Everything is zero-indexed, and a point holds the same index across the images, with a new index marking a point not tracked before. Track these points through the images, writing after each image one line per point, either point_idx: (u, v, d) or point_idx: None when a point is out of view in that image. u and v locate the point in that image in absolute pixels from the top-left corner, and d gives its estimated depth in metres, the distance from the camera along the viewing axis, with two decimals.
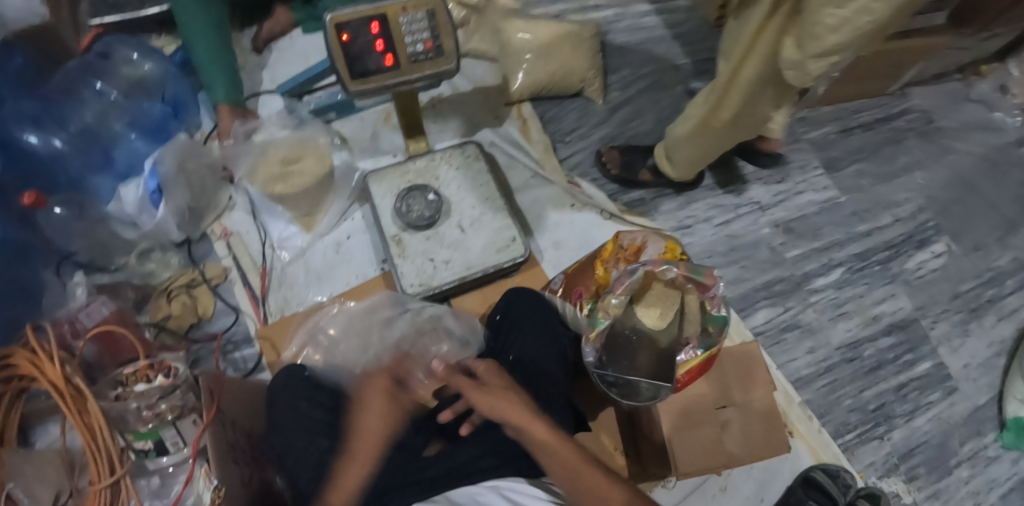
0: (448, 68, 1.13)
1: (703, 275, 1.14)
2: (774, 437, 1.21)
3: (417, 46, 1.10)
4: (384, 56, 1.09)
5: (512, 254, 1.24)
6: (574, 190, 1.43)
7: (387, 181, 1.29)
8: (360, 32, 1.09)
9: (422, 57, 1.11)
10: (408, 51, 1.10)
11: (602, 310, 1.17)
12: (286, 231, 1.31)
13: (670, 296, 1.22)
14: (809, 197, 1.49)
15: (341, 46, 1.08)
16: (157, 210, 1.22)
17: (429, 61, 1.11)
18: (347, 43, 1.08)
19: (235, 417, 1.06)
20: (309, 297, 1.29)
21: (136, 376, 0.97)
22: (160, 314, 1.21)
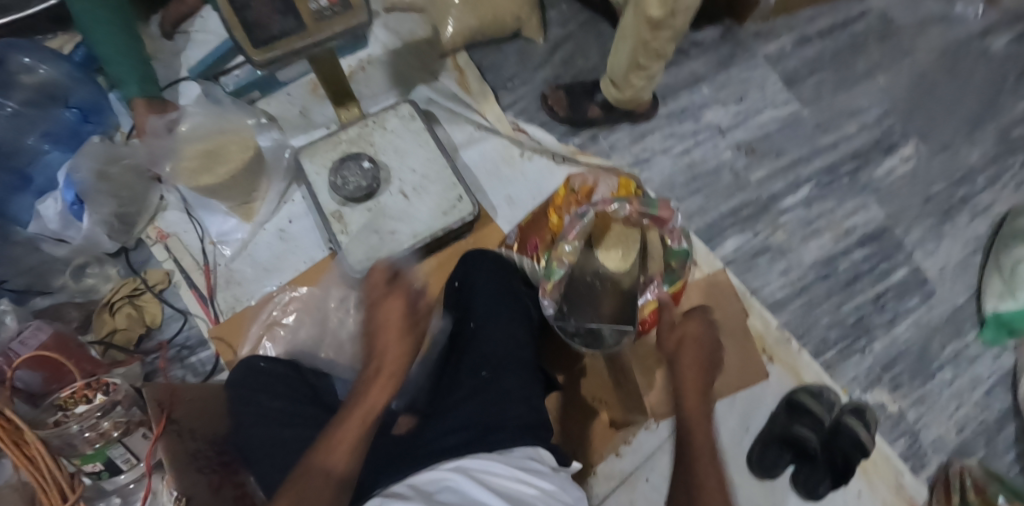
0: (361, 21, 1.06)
1: (658, 207, 1.11)
2: (751, 362, 1.27)
3: (320, 2, 1.04)
4: (287, 18, 1.03)
5: (460, 214, 1.21)
6: (520, 136, 1.36)
7: (320, 156, 1.22)
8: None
9: (327, 13, 1.04)
10: (311, 8, 1.04)
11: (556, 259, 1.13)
12: (225, 225, 1.25)
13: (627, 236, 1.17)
14: (771, 114, 1.42)
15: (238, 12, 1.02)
16: (82, 222, 1.16)
17: (336, 16, 1.05)
18: (244, 11, 1.03)
19: (194, 425, 1.03)
20: (260, 289, 1.24)
21: (75, 398, 0.95)
22: (105, 328, 1.16)
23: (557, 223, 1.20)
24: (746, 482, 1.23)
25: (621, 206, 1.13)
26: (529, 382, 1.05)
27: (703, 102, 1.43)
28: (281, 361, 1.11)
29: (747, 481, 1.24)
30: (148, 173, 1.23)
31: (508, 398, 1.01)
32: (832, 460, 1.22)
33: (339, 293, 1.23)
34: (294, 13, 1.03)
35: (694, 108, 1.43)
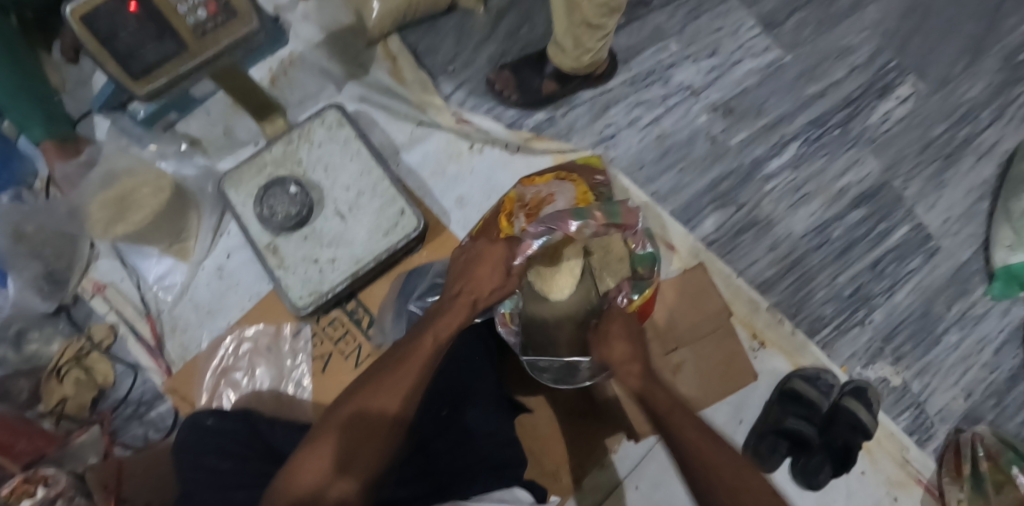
0: (249, 28, 0.93)
1: (623, 213, 0.94)
2: (734, 364, 1.16)
3: (198, 14, 0.89)
4: (162, 40, 0.89)
5: (403, 232, 1.10)
6: (464, 128, 1.23)
7: (245, 185, 1.11)
8: (119, 21, 0.86)
9: (209, 26, 0.90)
10: (188, 23, 0.89)
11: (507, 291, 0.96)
12: (161, 268, 1.19)
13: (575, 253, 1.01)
14: (747, 67, 1.29)
15: (104, 44, 0.86)
16: (6, 287, 1.09)
17: (221, 27, 0.91)
18: (111, 40, 0.86)
19: (147, 499, 0.98)
20: (206, 335, 1.17)
21: (15, 496, 0.88)
22: (54, 398, 1.11)
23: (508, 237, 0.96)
24: None
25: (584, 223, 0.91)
26: (495, 418, 0.94)
27: (672, 61, 1.28)
28: (233, 415, 1.02)
29: None
30: (70, 233, 1.14)
31: (470, 439, 0.90)
32: (832, 445, 1.12)
33: (290, 328, 1.16)
34: (171, 34, 0.89)
35: (662, 70, 1.28)
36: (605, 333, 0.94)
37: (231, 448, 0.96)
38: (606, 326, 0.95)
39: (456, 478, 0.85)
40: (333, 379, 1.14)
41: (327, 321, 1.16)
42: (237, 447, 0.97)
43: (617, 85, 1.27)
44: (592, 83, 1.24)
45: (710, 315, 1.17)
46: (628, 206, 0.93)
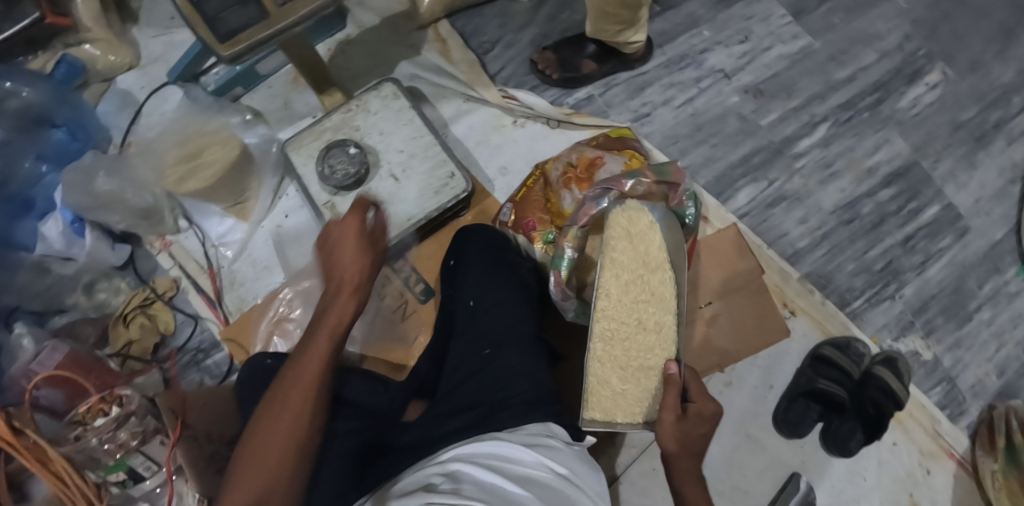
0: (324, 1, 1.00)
1: (671, 171, 1.02)
2: (766, 319, 1.18)
3: None
4: (246, 7, 0.99)
5: (452, 192, 1.17)
6: (510, 104, 1.29)
7: (305, 147, 1.19)
8: None
9: None
10: None
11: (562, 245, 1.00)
12: (222, 227, 1.27)
13: (650, 232, 1.01)
14: (777, 52, 1.35)
15: (196, 9, 0.99)
16: (84, 238, 1.19)
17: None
18: (201, 4, 0.99)
19: (209, 429, 1.08)
20: (263, 289, 1.26)
21: (92, 412, 0.96)
22: (121, 340, 1.19)
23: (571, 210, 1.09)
24: (772, 442, 1.16)
25: (637, 182, 1.01)
26: (535, 357, 0.97)
27: (705, 46, 1.35)
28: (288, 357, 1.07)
29: (774, 442, 1.16)
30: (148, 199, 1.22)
31: (511, 372, 0.94)
32: (863, 410, 1.13)
33: None
34: (255, 1, 0.99)
35: (695, 54, 1.35)
36: (681, 435, 0.87)
37: None
38: (687, 420, 0.87)
39: (494, 407, 0.89)
40: (377, 329, 1.19)
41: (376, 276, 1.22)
42: None
43: (652, 67, 1.33)
44: (629, 65, 1.31)
45: (744, 274, 1.18)
46: (676, 163, 1.01)
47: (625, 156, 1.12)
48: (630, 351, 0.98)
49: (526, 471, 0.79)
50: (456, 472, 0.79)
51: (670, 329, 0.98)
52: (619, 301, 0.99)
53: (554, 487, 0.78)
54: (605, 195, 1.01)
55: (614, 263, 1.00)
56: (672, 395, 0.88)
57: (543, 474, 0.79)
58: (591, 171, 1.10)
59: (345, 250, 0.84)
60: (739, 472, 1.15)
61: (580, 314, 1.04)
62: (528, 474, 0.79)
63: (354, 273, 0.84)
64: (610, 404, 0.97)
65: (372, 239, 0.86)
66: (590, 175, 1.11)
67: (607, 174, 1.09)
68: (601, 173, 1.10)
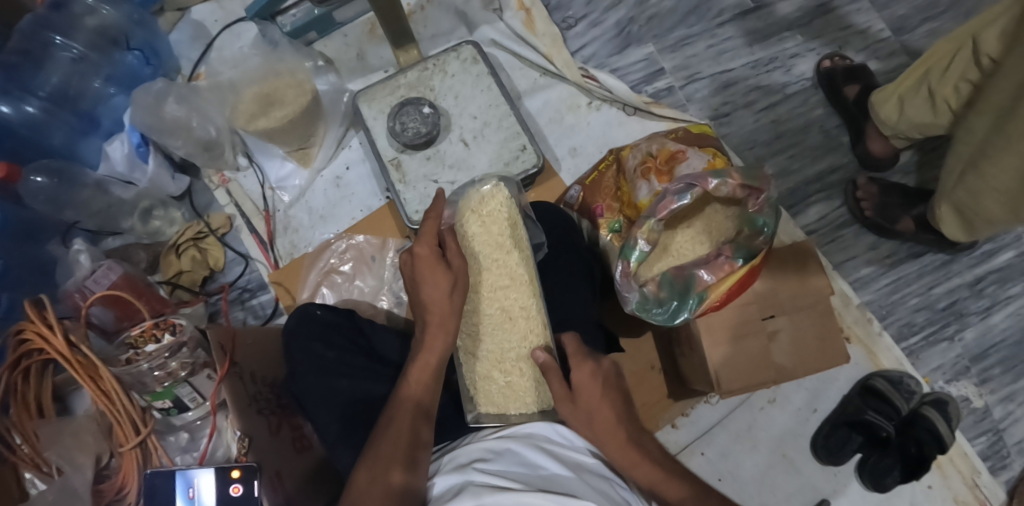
0: None
1: (757, 176, 0.99)
2: (829, 342, 1.06)
3: None
4: None
5: (523, 166, 1.16)
6: (588, 84, 1.26)
7: (378, 101, 1.22)
8: None
9: None
10: None
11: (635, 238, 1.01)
12: (283, 171, 1.27)
13: (501, 208, 1.02)
14: (872, 67, 1.28)
15: None
16: (147, 165, 1.21)
17: None
18: None
19: (253, 368, 1.08)
20: (315, 238, 1.26)
21: (145, 337, 0.98)
22: (172, 270, 1.20)
23: (646, 202, 1.05)
24: (806, 465, 1.15)
25: (722, 182, 0.98)
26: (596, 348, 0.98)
27: (796, 51, 1.29)
28: (338, 311, 1.13)
29: (808, 465, 1.15)
30: (213, 135, 1.22)
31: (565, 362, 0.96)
32: (905, 449, 1.10)
33: (395, 242, 1.22)
34: None
35: (785, 58, 1.29)
36: (588, 412, 0.82)
37: (337, 341, 1.08)
38: (585, 397, 0.83)
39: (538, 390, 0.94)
40: None
41: None
42: (338, 339, 1.08)
43: (738, 67, 1.29)
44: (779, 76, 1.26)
45: (815, 290, 1.06)
46: (763, 170, 0.97)
47: (708, 154, 1.08)
48: (505, 343, 0.96)
49: (573, 455, 0.81)
50: (507, 450, 0.80)
51: (535, 312, 0.96)
52: (478, 294, 0.98)
53: (602, 475, 0.79)
54: (689, 193, 0.98)
55: (473, 251, 1.00)
56: (558, 381, 0.85)
57: (592, 460, 0.81)
58: (672, 164, 1.06)
59: (428, 285, 0.86)
60: (769, 490, 1.14)
61: (645, 310, 1.03)
62: (576, 458, 0.80)
63: (445, 298, 0.87)
64: (502, 398, 0.93)
65: (458, 264, 0.89)
66: (670, 168, 1.07)
67: (690, 169, 1.06)
68: (682, 167, 1.06)
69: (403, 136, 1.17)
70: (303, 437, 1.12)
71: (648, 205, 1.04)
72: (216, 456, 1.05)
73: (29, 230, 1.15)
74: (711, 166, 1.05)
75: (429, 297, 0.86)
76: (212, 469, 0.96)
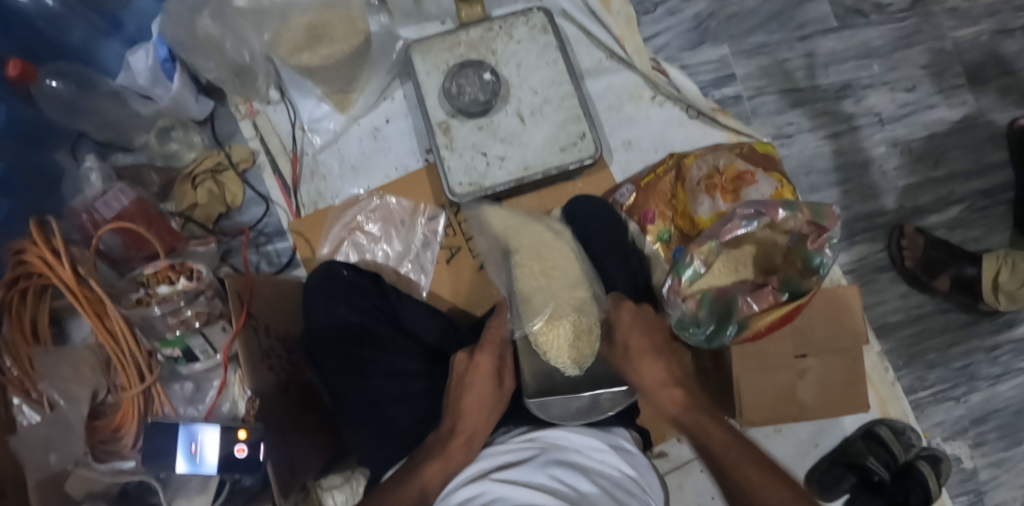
0: None
1: (827, 214, 0.96)
2: (855, 389, 1.05)
3: None
4: None
5: (579, 155, 1.09)
6: (658, 78, 1.19)
7: (433, 55, 1.12)
8: None
9: None
10: None
11: (689, 256, 0.99)
12: (317, 112, 1.18)
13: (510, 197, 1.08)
14: (940, 113, 1.25)
15: None
16: (172, 83, 1.11)
17: None
18: None
19: (268, 321, 1.01)
20: (343, 190, 1.18)
21: (158, 278, 0.90)
22: (186, 202, 1.13)
23: (707, 220, 1.01)
24: None
25: (790, 215, 0.95)
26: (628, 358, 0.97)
27: (869, 81, 1.24)
28: (363, 273, 1.07)
29: None
30: (246, 61, 1.13)
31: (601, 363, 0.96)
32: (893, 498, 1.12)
33: (428, 210, 1.16)
34: None
35: (858, 87, 1.24)
36: (630, 346, 0.92)
37: (357, 303, 1.03)
38: (635, 319, 0.94)
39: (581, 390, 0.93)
40: (456, 272, 1.15)
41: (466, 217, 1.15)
42: (361, 302, 1.04)
43: (810, 87, 1.23)
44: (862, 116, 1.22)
45: (851, 335, 1.04)
46: (835, 209, 0.94)
47: (777, 180, 1.02)
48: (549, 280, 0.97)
49: (597, 465, 0.79)
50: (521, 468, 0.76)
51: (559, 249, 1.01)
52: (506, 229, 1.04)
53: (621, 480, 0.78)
54: (757, 220, 0.96)
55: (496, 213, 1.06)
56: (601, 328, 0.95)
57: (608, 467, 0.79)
58: (739, 185, 1.01)
59: (468, 394, 0.88)
60: None
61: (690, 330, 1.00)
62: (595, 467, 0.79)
63: (483, 412, 0.87)
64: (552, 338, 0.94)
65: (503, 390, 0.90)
66: (737, 189, 1.02)
67: (756, 195, 1.01)
68: (749, 190, 1.01)
69: (457, 100, 1.09)
70: (310, 396, 1.09)
71: (708, 224, 1.00)
72: (223, 411, 0.95)
73: (37, 131, 1.06)
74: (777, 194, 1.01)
75: (466, 407, 0.87)
76: (219, 425, 0.90)
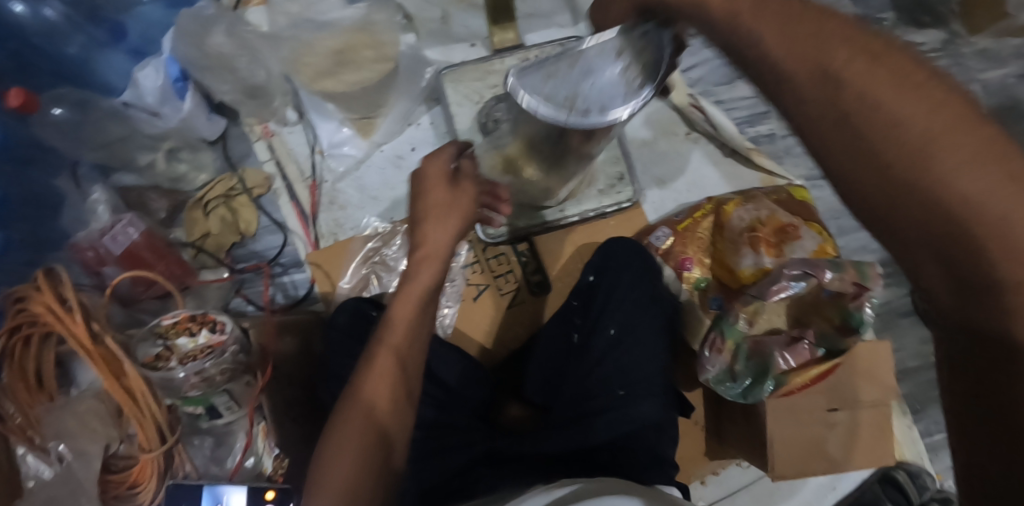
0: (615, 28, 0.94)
1: (870, 273, 0.93)
2: (883, 442, 1.05)
3: None
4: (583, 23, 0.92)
5: (617, 198, 1.08)
6: (695, 114, 1.16)
7: (466, 84, 1.08)
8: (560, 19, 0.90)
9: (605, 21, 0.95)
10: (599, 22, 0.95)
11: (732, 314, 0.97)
12: (338, 135, 1.11)
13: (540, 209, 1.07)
14: None
15: None
16: (183, 102, 1.03)
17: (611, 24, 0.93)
18: None
19: (290, 370, 0.98)
20: (363, 220, 1.12)
21: (177, 330, 0.84)
22: (197, 230, 1.06)
23: (748, 275, 0.99)
24: None
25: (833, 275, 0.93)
26: (670, 410, 0.94)
27: None
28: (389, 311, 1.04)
29: None
30: (264, 84, 1.08)
31: (643, 420, 0.91)
32: None
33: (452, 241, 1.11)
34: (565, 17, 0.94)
35: None
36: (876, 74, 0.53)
37: None
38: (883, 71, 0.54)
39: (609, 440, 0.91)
40: (481, 310, 1.10)
41: (494, 253, 1.11)
42: None
43: None
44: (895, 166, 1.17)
45: (881, 390, 1.04)
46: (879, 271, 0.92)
47: (817, 234, 1.01)
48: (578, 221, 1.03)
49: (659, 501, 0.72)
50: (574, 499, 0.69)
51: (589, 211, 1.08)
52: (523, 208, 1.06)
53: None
54: (803, 280, 0.93)
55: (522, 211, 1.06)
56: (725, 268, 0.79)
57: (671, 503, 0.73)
58: (781, 239, 0.99)
59: (432, 222, 0.85)
60: None
61: (732, 387, 0.99)
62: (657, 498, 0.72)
63: (443, 246, 0.86)
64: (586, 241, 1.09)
65: (437, 245, 0.86)
66: (779, 242, 1.00)
67: (798, 251, 0.99)
68: (791, 244, 0.99)
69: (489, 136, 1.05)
70: None
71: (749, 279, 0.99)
72: (247, 469, 0.92)
73: (32, 153, 0.97)
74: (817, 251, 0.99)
75: (427, 236, 0.85)
76: (246, 487, 0.85)
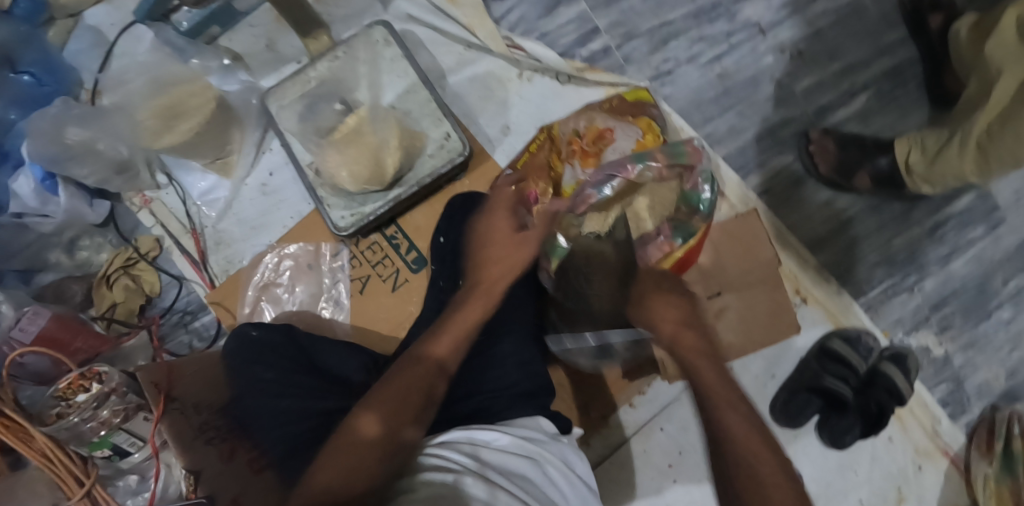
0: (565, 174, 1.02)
1: (686, 151, 0.97)
2: (779, 316, 1.09)
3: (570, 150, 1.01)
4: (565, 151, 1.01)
5: (450, 155, 1.10)
6: (514, 53, 1.19)
7: (290, 99, 1.13)
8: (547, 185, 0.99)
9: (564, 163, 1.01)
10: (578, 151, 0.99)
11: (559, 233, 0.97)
12: (205, 184, 1.23)
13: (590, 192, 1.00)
14: (824, 6, 1.19)
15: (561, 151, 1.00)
16: (60, 196, 1.13)
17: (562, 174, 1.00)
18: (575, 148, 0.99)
19: (199, 400, 1.05)
20: (247, 250, 1.20)
21: (73, 389, 0.95)
22: (105, 303, 1.17)
23: (570, 189, 1.03)
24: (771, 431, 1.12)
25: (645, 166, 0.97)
26: (532, 346, 0.94)
27: None
28: (276, 327, 1.02)
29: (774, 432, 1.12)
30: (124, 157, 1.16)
31: (502, 360, 0.90)
32: (865, 408, 1.08)
33: (328, 247, 1.17)
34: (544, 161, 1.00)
35: (729, 3, 1.20)
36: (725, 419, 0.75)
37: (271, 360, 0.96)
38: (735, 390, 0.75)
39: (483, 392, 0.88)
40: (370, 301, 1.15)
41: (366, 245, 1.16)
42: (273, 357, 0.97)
43: (679, 17, 1.20)
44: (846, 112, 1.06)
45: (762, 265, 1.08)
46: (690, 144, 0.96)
47: (638, 130, 1.06)
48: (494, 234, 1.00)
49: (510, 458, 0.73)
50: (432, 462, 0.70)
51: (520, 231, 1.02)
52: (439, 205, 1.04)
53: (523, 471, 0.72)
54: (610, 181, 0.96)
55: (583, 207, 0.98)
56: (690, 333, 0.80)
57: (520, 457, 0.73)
58: (599, 145, 1.05)
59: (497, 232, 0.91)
60: None
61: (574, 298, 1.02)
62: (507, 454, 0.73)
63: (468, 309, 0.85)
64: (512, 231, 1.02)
65: (484, 284, 0.89)
66: (598, 149, 1.05)
67: (617, 152, 1.04)
68: (608, 148, 1.04)
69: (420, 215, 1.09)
70: None
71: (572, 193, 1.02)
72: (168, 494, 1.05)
73: None
74: (639, 144, 1.04)
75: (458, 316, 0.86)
76: None
